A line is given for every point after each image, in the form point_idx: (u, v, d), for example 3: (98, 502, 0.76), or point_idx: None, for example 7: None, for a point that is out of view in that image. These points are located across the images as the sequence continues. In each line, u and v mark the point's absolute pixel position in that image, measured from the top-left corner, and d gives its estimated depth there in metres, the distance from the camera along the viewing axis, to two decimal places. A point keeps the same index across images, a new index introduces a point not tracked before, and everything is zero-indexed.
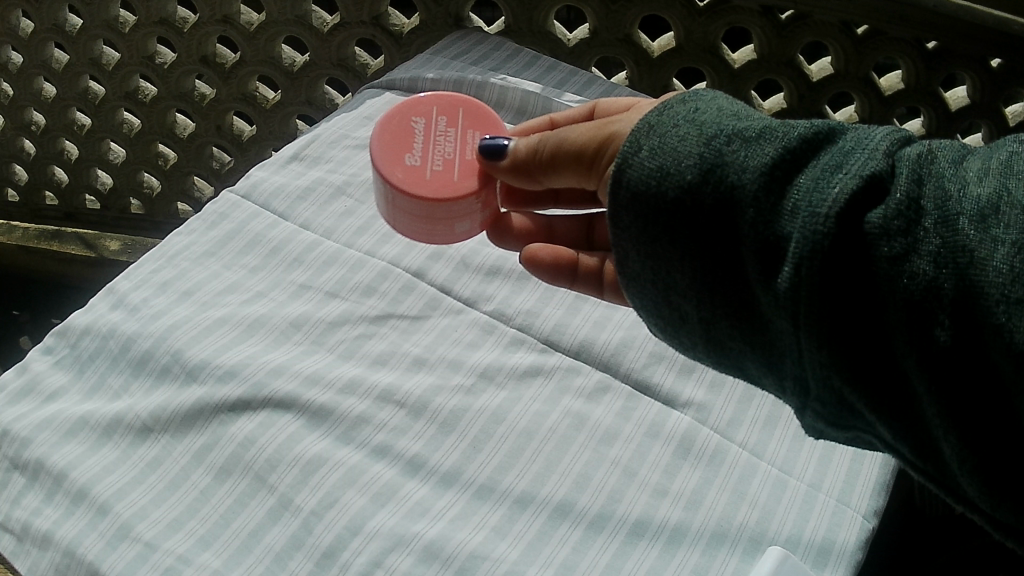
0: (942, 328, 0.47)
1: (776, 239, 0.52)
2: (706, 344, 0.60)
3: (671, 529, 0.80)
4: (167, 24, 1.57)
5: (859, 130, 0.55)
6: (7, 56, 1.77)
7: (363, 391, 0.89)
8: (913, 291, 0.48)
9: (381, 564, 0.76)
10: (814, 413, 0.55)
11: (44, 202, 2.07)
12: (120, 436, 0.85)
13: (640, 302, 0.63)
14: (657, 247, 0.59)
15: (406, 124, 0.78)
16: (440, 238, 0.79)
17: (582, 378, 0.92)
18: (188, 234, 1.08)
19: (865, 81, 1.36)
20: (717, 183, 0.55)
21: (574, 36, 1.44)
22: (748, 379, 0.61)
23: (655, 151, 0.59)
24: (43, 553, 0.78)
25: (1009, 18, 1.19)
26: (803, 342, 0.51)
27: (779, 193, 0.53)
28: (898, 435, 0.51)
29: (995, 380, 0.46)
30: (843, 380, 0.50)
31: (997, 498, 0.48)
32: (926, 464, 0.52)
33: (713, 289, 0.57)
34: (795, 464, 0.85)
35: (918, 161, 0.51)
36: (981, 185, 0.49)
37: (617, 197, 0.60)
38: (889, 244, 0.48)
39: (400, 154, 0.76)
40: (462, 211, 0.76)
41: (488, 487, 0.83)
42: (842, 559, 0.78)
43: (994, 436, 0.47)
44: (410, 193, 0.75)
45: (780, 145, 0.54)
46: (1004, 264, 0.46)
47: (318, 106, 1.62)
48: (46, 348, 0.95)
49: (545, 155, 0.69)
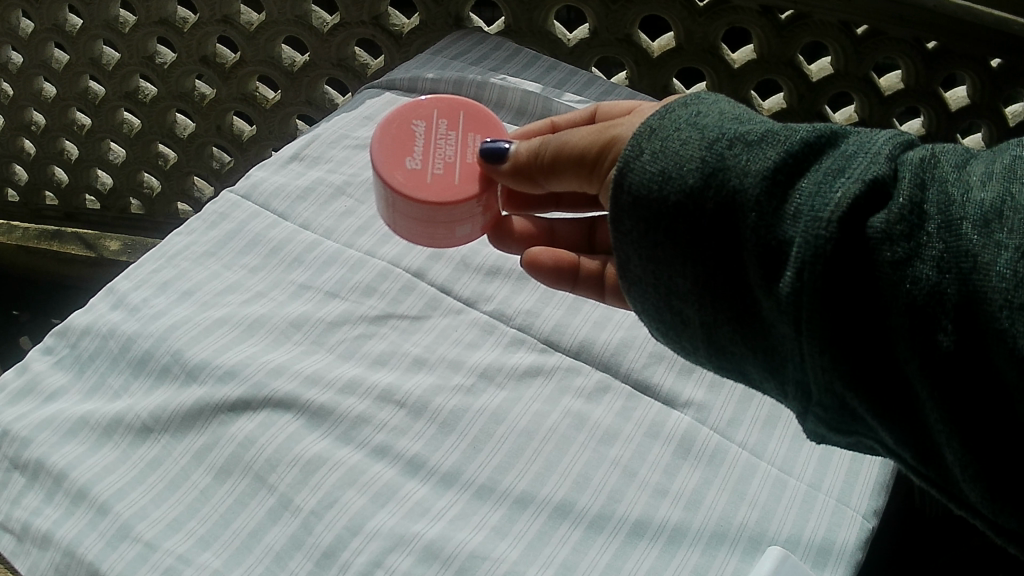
0: (946, 334, 0.47)
1: (778, 243, 0.52)
2: (708, 348, 0.60)
3: (671, 530, 0.80)
4: (166, 25, 1.57)
5: (862, 134, 0.55)
6: (7, 56, 1.78)
7: (363, 391, 0.89)
8: (916, 295, 0.47)
9: (381, 564, 0.76)
10: (816, 418, 0.55)
11: (43, 202, 2.07)
12: (120, 436, 0.85)
13: (641, 306, 0.63)
14: (658, 252, 0.59)
15: (407, 127, 0.78)
16: (442, 242, 0.79)
17: (582, 378, 0.92)
18: (188, 234, 1.08)
19: (865, 80, 1.36)
20: (719, 187, 0.55)
21: (574, 36, 1.44)
22: (749, 383, 0.61)
23: (656, 155, 0.59)
24: (43, 552, 0.78)
25: (1009, 18, 1.19)
26: (805, 347, 0.51)
27: (782, 198, 0.53)
28: (900, 440, 0.51)
29: (998, 384, 0.46)
30: (845, 385, 0.50)
31: (998, 503, 0.48)
32: (927, 469, 0.52)
33: (716, 293, 0.57)
34: (795, 464, 0.85)
35: (922, 165, 0.51)
36: (985, 190, 0.49)
37: (618, 202, 0.61)
38: (891, 249, 0.48)
39: (400, 157, 0.76)
40: (465, 214, 0.76)
41: (488, 487, 0.83)
42: (842, 559, 0.78)
43: (996, 441, 0.47)
44: (412, 197, 0.74)
45: (782, 149, 0.54)
46: (1008, 269, 0.45)
47: (318, 106, 1.62)
48: (46, 348, 0.96)
49: (546, 160, 0.69)
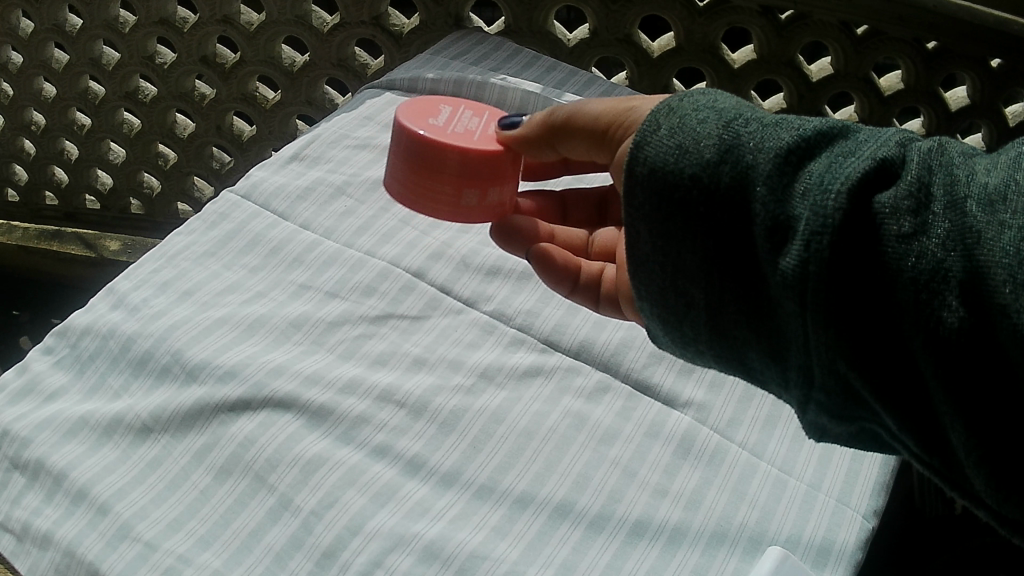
0: (950, 311, 0.46)
1: (786, 220, 0.51)
2: (710, 333, 0.58)
3: (671, 529, 0.80)
4: (167, 25, 1.58)
5: (873, 129, 0.55)
6: (8, 56, 1.78)
7: (363, 391, 0.89)
8: (920, 272, 0.47)
9: (381, 564, 0.76)
10: (817, 406, 0.53)
11: (43, 202, 2.07)
12: (120, 436, 0.85)
13: (643, 289, 0.61)
14: (670, 226, 0.58)
15: (436, 101, 0.78)
16: (441, 212, 0.74)
17: (582, 378, 0.92)
18: (188, 234, 1.08)
19: (865, 80, 1.36)
20: (732, 164, 0.54)
21: (574, 36, 1.44)
22: (750, 377, 0.59)
23: (673, 130, 0.58)
24: (43, 553, 0.78)
25: (1009, 18, 1.21)
26: (809, 324, 0.50)
27: (792, 176, 0.52)
28: (903, 426, 0.50)
29: (1001, 365, 0.45)
30: (848, 364, 0.49)
31: (1004, 493, 0.47)
32: (931, 459, 0.50)
33: (724, 272, 0.55)
34: (795, 464, 0.85)
35: (930, 151, 0.50)
36: (990, 174, 0.48)
37: (633, 174, 0.59)
38: (897, 224, 0.48)
39: (423, 114, 0.75)
40: (473, 173, 0.72)
41: (488, 487, 0.83)
42: (842, 559, 0.78)
43: (998, 425, 0.46)
44: (425, 138, 0.72)
45: (795, 132, 0.54)
46: (1012, 247, 0.45)
47: (318, 106, 1.62)
48: (46, 348, 0.95)
49: (560, 118, 0.71)
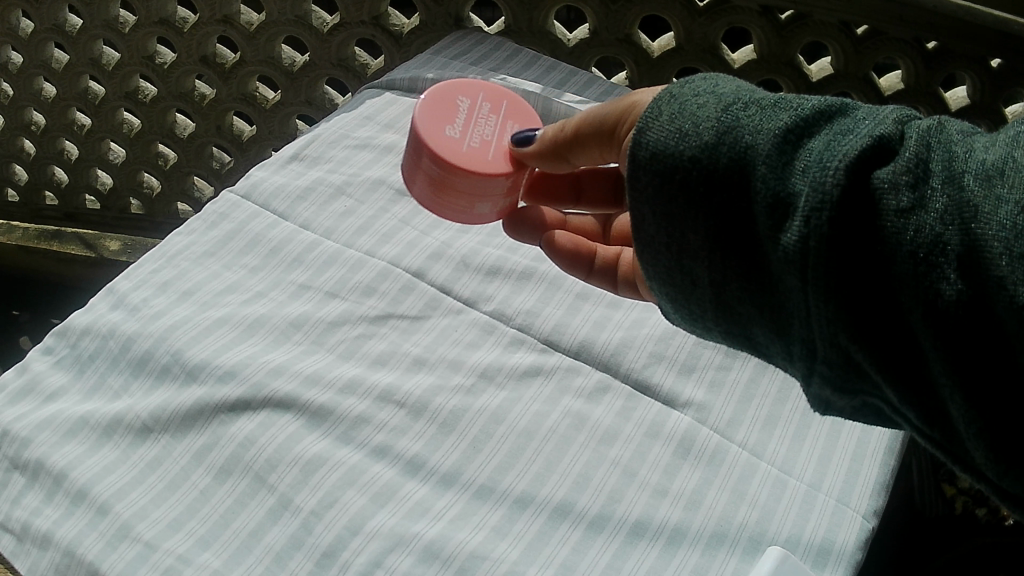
0: (949, 283, 0.45)
1: (786, 197, 0.50)
2: (716, 309, 0.57)
3: (671, 530, 0.79)
4: (167, 25, 1.58)
5: (872, 107, 0.54)
6: (8, 56, 1.79)
7: (363, 391, 0.89)
8: (918, 246, 0.46)
9: (381, 565, 0.76)
10: (820, 379, 0.52)
11: (43, 202, 2.08)
12: (120, 436, 0.86)
13: (650, 270, 0.60)
14: (672, 206, 0.57)
15: (451, 100, 0.76)
16: (455, 216, 0.76)
17: (582, 378, 0.92)
18: (188, 234, 1.08)
19: (865, 80, 1.36)
20: (731, 144, 0.54)
21: (574, 36, 1.45)
22: (757, 351, 0.58)
23: (675, 115, 0.58)
24: (43, 552, 0.78)
25: (1009, 18, 1.21)
26: (810, 299, 0.49)
27: (792, 155, 0.51)
28: (905, 399, 0.49)
29: (1000, 338, 0.44)
30: (850, 337, 0.48)
31: (1005, 465, 0.46)
32: (933, 430, 0.49)
33: (726, 248, 0.55)
34: (795, 464, 0.85)
35: (929, 129, 0.50)
36: (988, 151, 0.47)
37: (635, 158, 0.59)
38: (896, 198, 0.47)
39: (441, 123, 0.74)
40: (487, 190, 0.73)
41: (488, 487, 0.82)
42: (842, 560, 0.77)
43: (999, 395, 0.45)
44: (446, 159, 0.72)
45: (794, 114, 0.53)
46: (1008, 220, 0.43)
47: (318, 107, 1.62)
48: (46, 348, 0.96)
49: (570, 129, 0.69)
